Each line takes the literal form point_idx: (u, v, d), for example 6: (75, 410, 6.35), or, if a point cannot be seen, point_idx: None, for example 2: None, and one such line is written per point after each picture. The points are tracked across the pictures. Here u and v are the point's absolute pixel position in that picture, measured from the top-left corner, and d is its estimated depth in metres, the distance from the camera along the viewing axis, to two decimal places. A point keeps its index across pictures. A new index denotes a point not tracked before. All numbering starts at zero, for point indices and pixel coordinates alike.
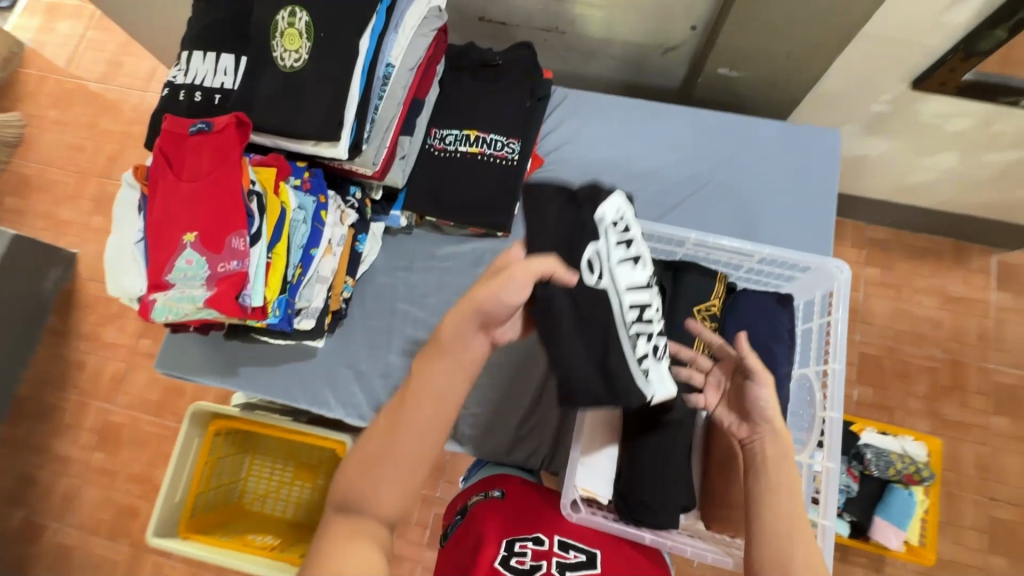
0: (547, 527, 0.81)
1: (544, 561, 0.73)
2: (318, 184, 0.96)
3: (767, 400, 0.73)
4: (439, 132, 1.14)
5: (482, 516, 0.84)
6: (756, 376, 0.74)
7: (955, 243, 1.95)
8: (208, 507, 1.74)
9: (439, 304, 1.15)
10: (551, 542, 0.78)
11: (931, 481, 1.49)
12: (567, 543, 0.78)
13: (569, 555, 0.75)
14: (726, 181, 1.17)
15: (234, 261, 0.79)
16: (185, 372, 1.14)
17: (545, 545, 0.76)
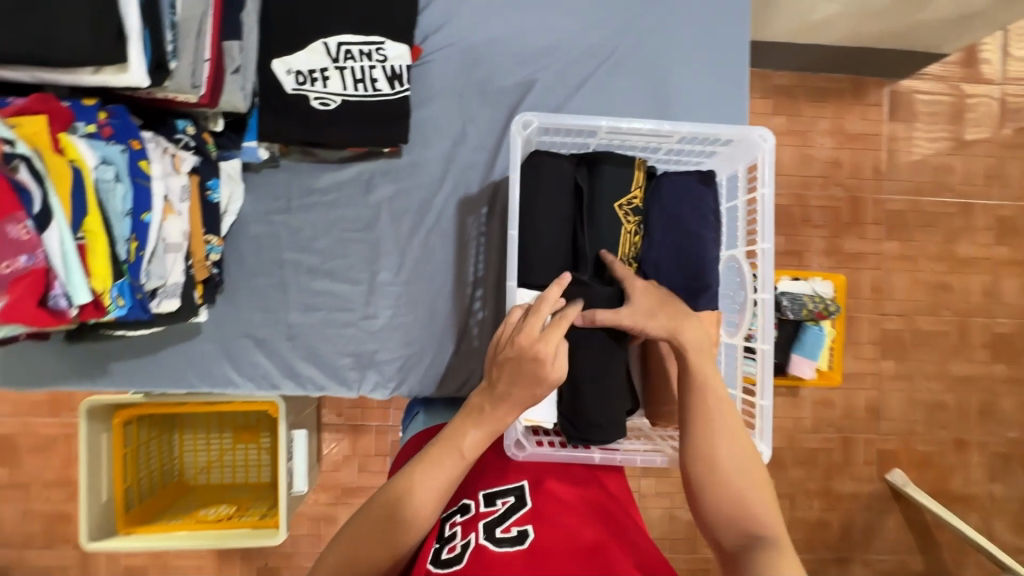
0: (472, 488, 0.78)
1: (474, 529, 0.70)
2: (123, 126, 0.73)
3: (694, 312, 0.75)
4: (283, 63, 0.88)
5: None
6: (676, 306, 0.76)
7: (853, 80, 1.94)
8: (145, 495, 1.62)
9: (333, 246, 0.99)
10: (477, 504, 0.74)
11: (836, 313, 1.66)
12: (493, 494, 0.75)
13: (497, 506, 0.73)
14: (634, 46, 1.02)
15: (21, 256, 0.59)
16: (39, 383, 0.94)
17: (472, 512, 0.73)
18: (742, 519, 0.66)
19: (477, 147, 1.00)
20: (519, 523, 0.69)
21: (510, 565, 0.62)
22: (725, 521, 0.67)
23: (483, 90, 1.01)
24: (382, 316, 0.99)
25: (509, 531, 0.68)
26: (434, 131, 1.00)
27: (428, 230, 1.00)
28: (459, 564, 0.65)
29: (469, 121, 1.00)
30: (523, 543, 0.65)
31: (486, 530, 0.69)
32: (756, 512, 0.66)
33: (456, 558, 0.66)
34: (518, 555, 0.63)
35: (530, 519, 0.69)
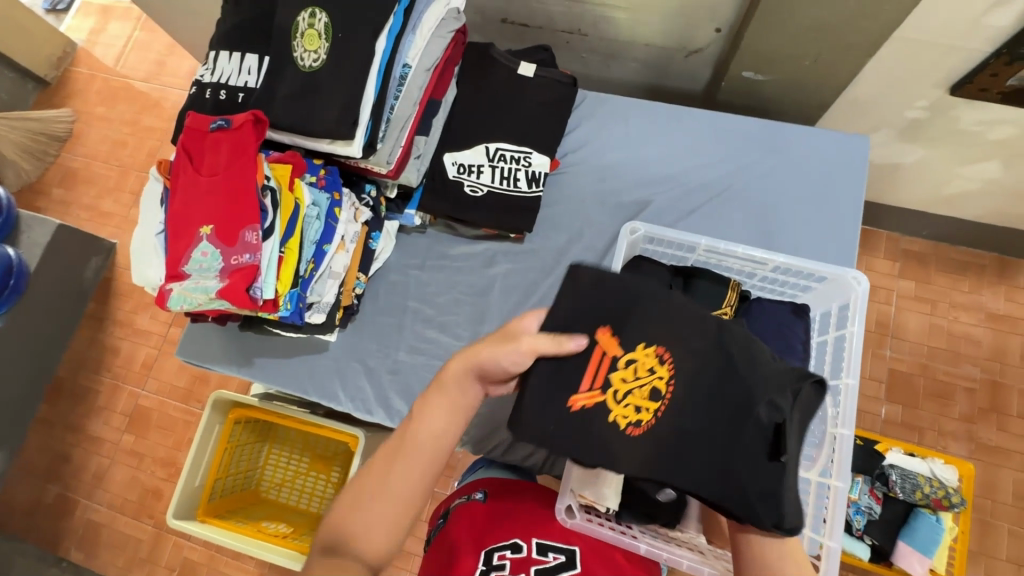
0: (524, 530, 0.79)
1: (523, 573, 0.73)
2: (333, 181, 0.98)
3: None
4: (452, 156, 1.14)
5: (462, 521, 0.85)
6: None
7: (999, 256, 1.81)
8: (226, 492, 1.79)
9: (449, 303, 1.16)
10: (529, 547, 0.77)
11: (962, 508, 1.40)
12: (545, 544, 0.77)
13: (548, 559, 0.75)
14: (747, 187, 1.14)
15: (245, 254, 0.82)
16: (202, 359, 1.17)
17: (523, 553, 0.76)
18: None
19: (589, 246, 1.15)
20: None
21: None
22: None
23: (604, 202, 1.17)
24: None
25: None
26: (556, 227, 1.17)
27: (530, 308, 1.13)
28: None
29: (588, 224, 1.16)
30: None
31: None
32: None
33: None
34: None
35: None
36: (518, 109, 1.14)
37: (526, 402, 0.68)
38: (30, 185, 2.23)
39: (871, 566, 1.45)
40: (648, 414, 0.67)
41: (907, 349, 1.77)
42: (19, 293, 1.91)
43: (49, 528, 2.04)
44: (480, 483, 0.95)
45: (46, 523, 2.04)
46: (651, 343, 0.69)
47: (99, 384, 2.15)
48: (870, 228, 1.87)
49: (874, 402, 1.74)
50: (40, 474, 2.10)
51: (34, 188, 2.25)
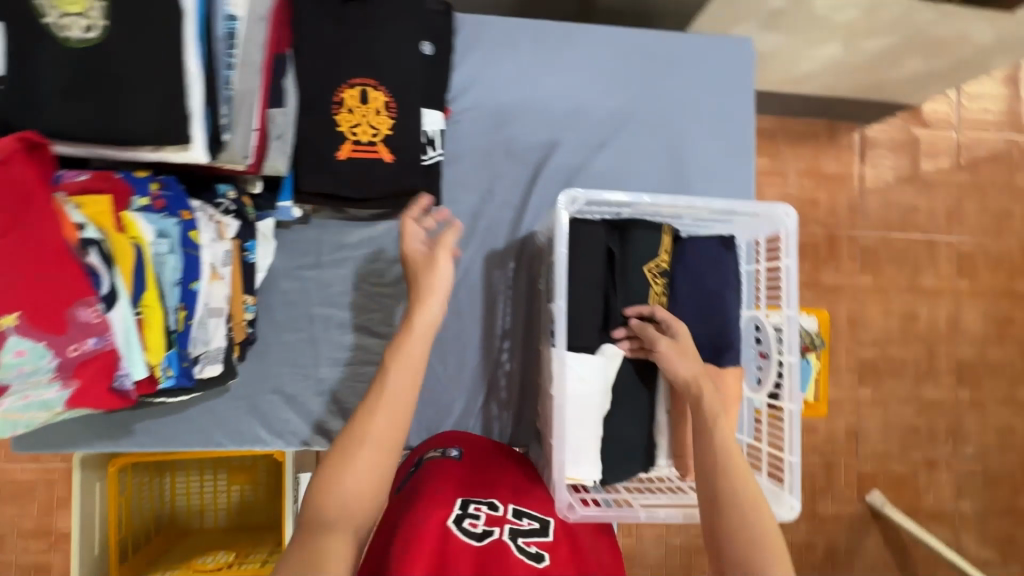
0: (501, 494, 0.75)
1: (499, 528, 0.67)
2: (175, 198, 0.73)
3: (666, 360, 0.81)
4: (319, 129, 0.90)
5: (439, 467, 0.79)
6: (656, 344, 0.82)
7: (828, 122, 1.98)
8: (137, 543, 1.56)
9: (364, 301, 1.00)
10: (505, 509, 0.71)
11: (822, 347, 1.74)
12: (520, 509, 0.72)
13: (522, 522, 0.69)
14: (652, 111, 1.08)
15: (89, 340, 0.59)
16: (56, 446, 0.91)
17: (498, 513, 0.70)
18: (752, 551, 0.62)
19: (505, 202, 1.05)
20: (538, 544, 0.66)
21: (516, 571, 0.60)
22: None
23: (509, 150, 1.05)
24: (410, 368, 1.00)
25: (529, 546, 0.65)
26: (463, 188, 1.04)
27: (456, 284, 1.03)
28: (477, 543, 0.63)
29: (496, 178, 1.05)
30: (539, 563, 0.62)
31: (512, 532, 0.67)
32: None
33: (477, 535, 0.64)
34: (529, 570, 0.61)
35: (549, 546, 0.66)
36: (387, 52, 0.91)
37: (345, 176, 0.91)
38: None
39: None
40: (369, 126, 0.91)
41: None
42: None
43: None
44: (455, 441, 0.90)
45: None
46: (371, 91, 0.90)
47: None
48: None
49: None
50: None
51: None
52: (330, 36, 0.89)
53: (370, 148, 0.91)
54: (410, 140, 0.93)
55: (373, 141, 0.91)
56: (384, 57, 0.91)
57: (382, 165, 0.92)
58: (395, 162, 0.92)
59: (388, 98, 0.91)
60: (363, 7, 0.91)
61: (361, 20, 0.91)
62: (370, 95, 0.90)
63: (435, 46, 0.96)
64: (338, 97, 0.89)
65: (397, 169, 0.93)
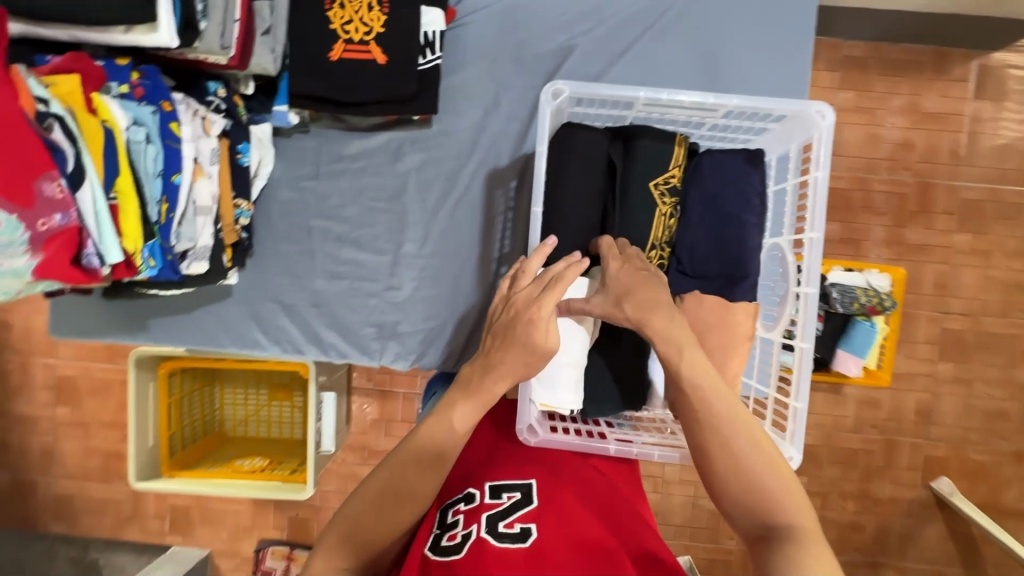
0: (479, 476, 0.71)
1: (476, 523, 0.62)
2: (155, 88, 0.73)
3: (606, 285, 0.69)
4: (310, 26, 0.86)
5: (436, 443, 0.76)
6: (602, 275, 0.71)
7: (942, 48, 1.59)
8: (189, 441, 1.73)
9: (361, 215, 0.98)
10: (482, 494, 0.67)
11: (892, 310, 1.50)
12: (500, 487, 0.68)
13: (502, 500, 0.66)
14: (685, 9, 0.94)
15: (55, 216, 0.60)
16: (85, 335, 0.99)
17: (476, 502, 0.66)
18: (756, 498, 0.59)
19: (511, 115, 0.96)
20: (523, 519, 0.62)
21: (509, 565, 0.56)
22: (748, 508, 0.59)
23: (518, 57, 0.96)
24: (405, 287, 0.98)
25: (513, 527, 0.61)
26: (467, 99, 0.96)
27: (455, 201, 0.97)
28: (459, 555, 0.59)
29: (503, 89, 0.96)
30: (525, 543, 0.59)
31: (489, 522, 0.62)
32: (773, 493, 0.58)
33: (456, 547, 0.60)
34: (520, 556, 0.57)
35: (534, 516, 0.62)
36: None
37: (338, 79, 0.87)
38: None
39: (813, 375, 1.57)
40: (360, 22, 0.85)
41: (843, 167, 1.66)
42: None
43: (15, 511, 1.97)
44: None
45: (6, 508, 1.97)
46: None
47: (8, 363, 1.91)
48: None
49: None
50: None
51: None
52: None
53: (362, 48, 0.86)
54: (404, 40, 0.86)
55: (365, 40, 0.86)
56: None
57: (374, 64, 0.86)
58: (388, 63, 0.86)
59: None
60: None
61: None
62: None
63: None
64: None
65: (391, 74, 0.87)
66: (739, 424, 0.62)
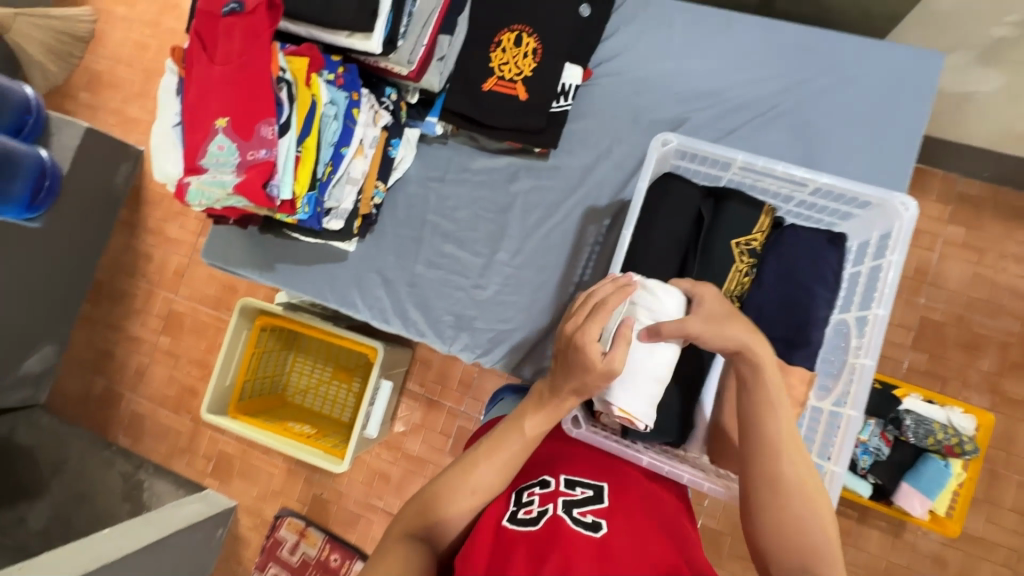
0: (554, 466, 0.77)
1: (551, 505, 0.69)
2: (351, 81, 0.93)
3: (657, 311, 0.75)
4: (476, 61, 1.05)
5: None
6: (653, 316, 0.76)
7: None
8: (255, 394, 1.89)
9: (469, 219, 1.14)
10: (557, 482, 0.74)
11: (973, 455, 1.34)
12: (573, 480, 0.74)
13: (575, 493, 0.71)
14: (795, 107, 1.05)
15: (262, 150, 0.81)
16: (227, 262, 1.19)
17: (551, 488, 0.72)
18: (797, 542, 0.65)
19: (619, 164, 1.09)
20: (595, 514, 0.68)
21: (579, 548, 0.62)
22: (789, 551, 0.65)
23: (637, 118, 1.10)
24: (491, 288, 1.10)
25: (586, 516, 0.67)
26: (584, 143, 1.11)
27: (552, 225, 1.10)
28: (535, 527, 0.66)
29: (617, 142, 1.10)
30: (596, 533, 0.65)
31: (565, 505, 0.69)
32: (814, 545, 0.64)
33: (533, 521, 0.67)
34: (590, 545, 0.63)
35: (605, 514, 0.68)
36: (550, 7, 1.03)
37: (483, 106, 1.05)
38: (58, 88, 2.14)
39: (871, 503, 1.43)
40: (514, 67, 1.04)
41: (945, 298, 1.59)
42: (55, 195, 1.86)
43: (88, 418, 2.16)
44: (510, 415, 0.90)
45: (81, 414, 2.16)
46: (527, 39, 1.03)
47: (135, 288, 2.16)
48: (924, 168, 1.65)
49: (901, 349, 1.61)
50: (75, 368, 2.20)
51: (61, 91, 2.16)
52: None
53: (510, 85, 1.04)
54: (545, 86, 1.03)
55: (514, 80, 1.04)
56: (545, 11, 1.03)
57: (516, 102, 1.04)
58: (528, 101, 1.04)
59: (538, 46, 1.03)
60: None
61: None
62: (523, 41, 1.03)
63: (592, 8, 1.06)
64: (496, 39, 1.04)
65: (527, 111, 1.04)
66: (799, 478, 0.66)
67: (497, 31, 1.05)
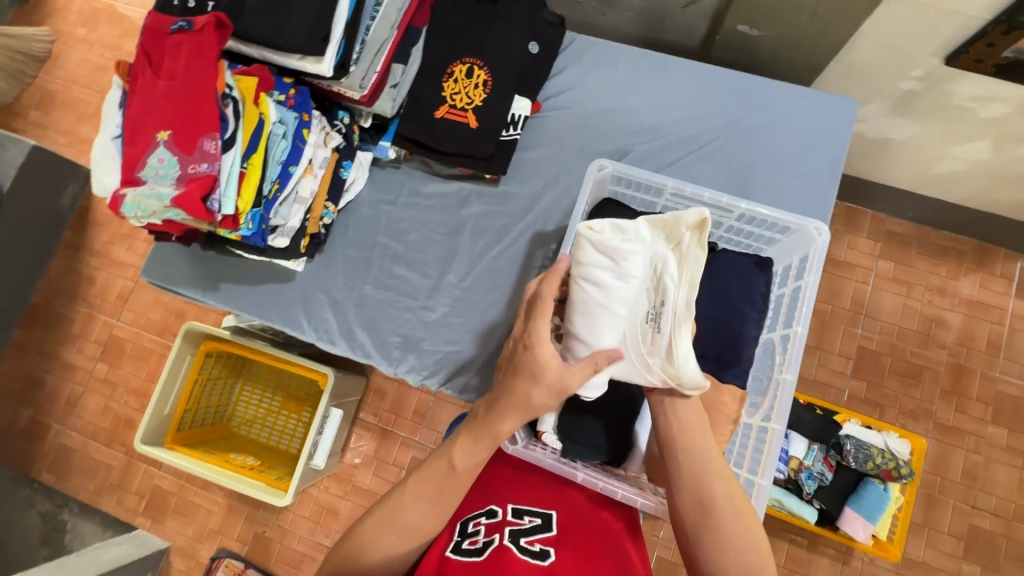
0: (501, 497, 0.76)
1: (497, 534, 0.68)
2: (302, 102, 0.95)
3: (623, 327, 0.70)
4: (429, 89, 1.09)
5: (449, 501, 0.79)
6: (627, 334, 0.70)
7: (980, 243, 1.70)
8: (196, 424, 1.80)
9: (420, 241, 1.15)
10: (504, 512, 0.73)
11: (909, 479, 1.38)
12: (521, 509, 0.73)
13: (523, 522, 0.70)
14: (728, 143, 1.12)
15: (203, 164, 0.80)
16: (168, 281, 1.16)
17: (498, 518, 0.72)
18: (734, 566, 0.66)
19: (565, 192, 1.13)
20: (543, 542, 0.67)
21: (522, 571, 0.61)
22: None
23: (583, 149, 1.15)
24: (439, 309, 1.11)
25: (533, 545, 0.66)
26: (533, 171, 1.15)
27: (501, 249, 1.12)
28: (478, 557, 0.65)
29: (565, 170, 1.15)
30: (543, 562, 0.63)
31: (512, 535, 0.68)
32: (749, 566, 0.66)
33: (476, 550, 0.66)
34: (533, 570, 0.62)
35: (552, 542, 0.67)
36: (501, 43, 1.09)
37: (434, 132, 1.08)
38: (6, 106, 2.08)
39: (817, 529, 1.44)
40: (465, 96, 1.08)
41: (879, 329, 1.68)
42: None
43: (9, 452, 2.00)
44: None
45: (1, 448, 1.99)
46: (478, 71, 1.08)
47: (73, 312, 2.05)
48: (855, 207, 1.77)
49: (841, 377, 1.67)
50: None
51: (9, 109, 2.10)
52: (458, 23, 1.10)
53: (461, 114, 1.08)
54: (494, 115, 1.07)
55: (465, 108, 1.08)
56: (496, 46, 1.09)
57: (466, 129, 1.08)
58: (478, 129, 1.07)
59: (488, 78, 1.08)
60: (492, 6, 1.10)
61: (488, 15, 1.10)
62: (474, 72, 1.08)
63: (541, 46, 1.12)
64: (449, 70, 1.09)
65: (477, 138, 1.07)
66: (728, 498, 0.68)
67: (450, 62, 1.09)
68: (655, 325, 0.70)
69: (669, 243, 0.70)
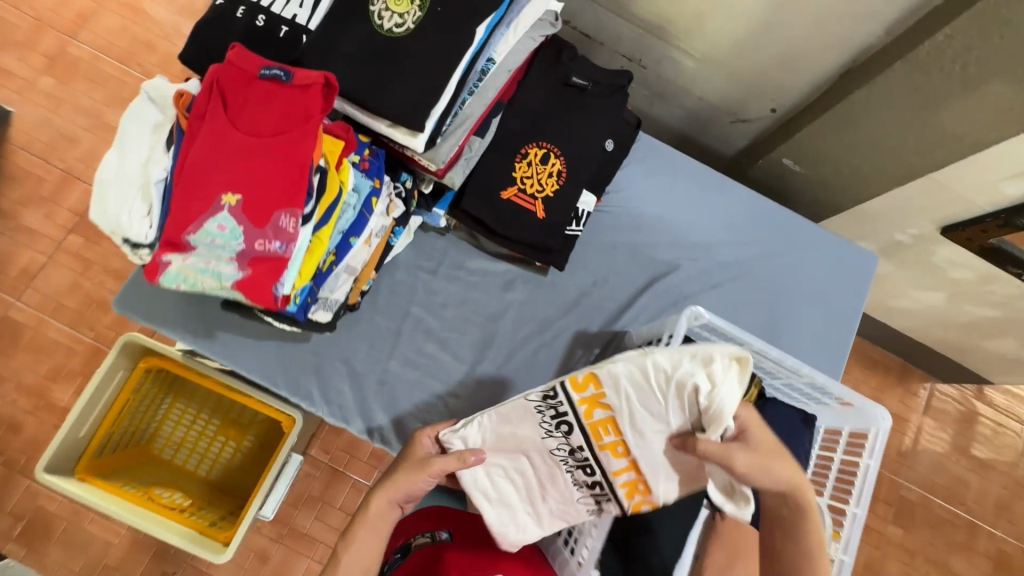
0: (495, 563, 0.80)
1: None
2: (376, 167, 0.84)
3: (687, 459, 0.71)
4: (500, 167, 1.02)
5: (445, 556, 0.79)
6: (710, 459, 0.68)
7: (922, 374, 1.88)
8: (113, 447, 1.52)
9: (457, 320, 1.07)
10: None
11: None
12: None
13: None
14: (767, 275, 1.17)
15: (277, 242, 0.67)
16: (148, 319, 0.97)
17: None
18: None
19: (612, 294, 1.12)
20: None
21: None
22: None
23: (634, 253, 1.14)
24: (469, 399, 1.04)
25: None
26: (582, 267, 1.12)
27: (540, 344, 1.08)
28: None
29: (613, 272, 1.13)
30: None
31: None
32: None
33: None
34: None
35: None
36: (579, 135, 1.05)
37: (499, 214, 1.01)
38: None
39: None
40: (537, 183, 1.02)
41: None
42: None
43: None
44: (444, 519, 0.90)
45: None
46: (557, 161, 1.03)
47: None
48: None
49: None
50: None
51: None
52: (540, 103, 1.03)
53: (529, 201, 1.02)
54: (564, 209, 1.03)
55: (535, 196, 1.02)
56: (574, 137, 1.04)
57: (537, 221, 1.03)
58: (546, 221, 1.03)
59: (562, 169, 1.03)
60: (577, 94, 1.05)
61: (572, 104, 1.05)
62: (550, 160, 1.03)
63: (615, 144, 1.09)
64: (523, 151, 1.02)
65: (547, 229, 1.03)
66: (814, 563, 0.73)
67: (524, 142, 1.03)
68: (699, 426, 0.69)
69: (698, 359, 0.67)
